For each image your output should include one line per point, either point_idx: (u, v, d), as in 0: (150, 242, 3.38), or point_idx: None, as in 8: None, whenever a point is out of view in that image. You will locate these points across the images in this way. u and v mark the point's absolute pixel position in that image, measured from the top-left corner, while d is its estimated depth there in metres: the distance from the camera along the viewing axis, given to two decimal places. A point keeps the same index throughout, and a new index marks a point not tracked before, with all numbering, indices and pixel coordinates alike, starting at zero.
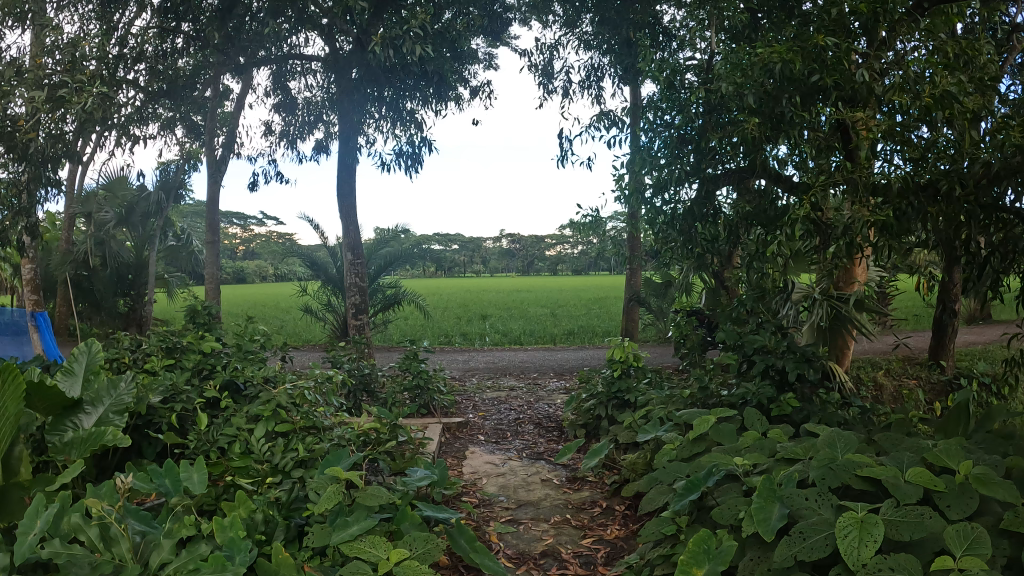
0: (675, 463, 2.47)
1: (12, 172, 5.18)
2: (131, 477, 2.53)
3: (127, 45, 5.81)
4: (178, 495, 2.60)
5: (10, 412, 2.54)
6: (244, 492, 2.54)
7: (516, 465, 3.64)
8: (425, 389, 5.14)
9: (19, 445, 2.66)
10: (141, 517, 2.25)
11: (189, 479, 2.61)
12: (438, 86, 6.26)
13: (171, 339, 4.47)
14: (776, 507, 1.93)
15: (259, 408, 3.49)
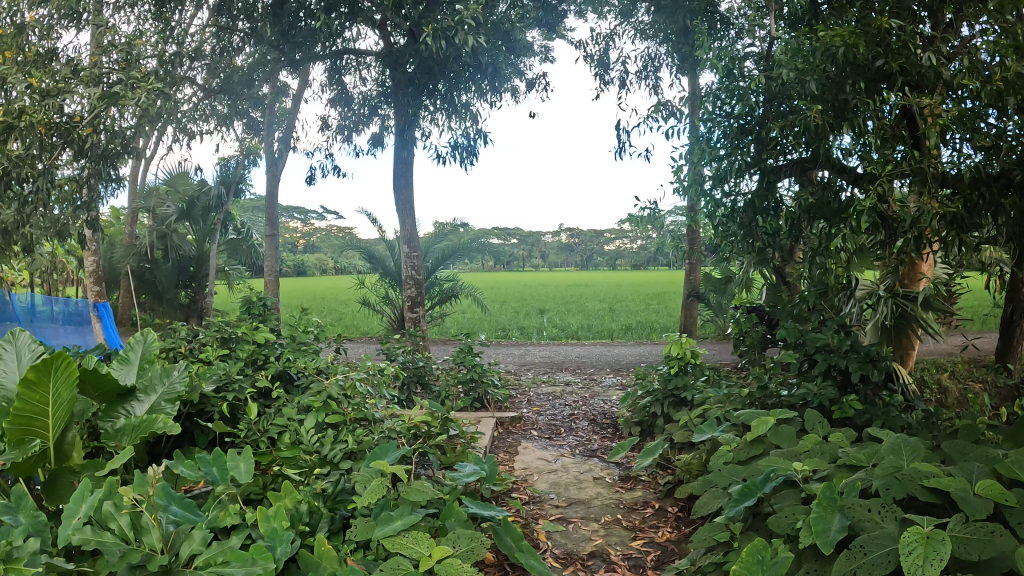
0: (731, 465, 2.38)
1: (74, 167, 5.26)
2: (177, 463, 2.62)
3: (183, 43, 5.83)
4: (225, 484, 2.69)
5: (63, 398, 2.61)
6: (290, 483, 2.56)
7: (569, 461, 3.58)
8: (479, 382, 5.10)
9: (72, 429, 2.80)
10: (185, 505, 2.21)
11: (236, 467, 2.67)
12: (493, 77, 6.19)
13: (226, 330, 4.49)
14: (836, 517, 1.83)
15: (310, 399, 3.50)
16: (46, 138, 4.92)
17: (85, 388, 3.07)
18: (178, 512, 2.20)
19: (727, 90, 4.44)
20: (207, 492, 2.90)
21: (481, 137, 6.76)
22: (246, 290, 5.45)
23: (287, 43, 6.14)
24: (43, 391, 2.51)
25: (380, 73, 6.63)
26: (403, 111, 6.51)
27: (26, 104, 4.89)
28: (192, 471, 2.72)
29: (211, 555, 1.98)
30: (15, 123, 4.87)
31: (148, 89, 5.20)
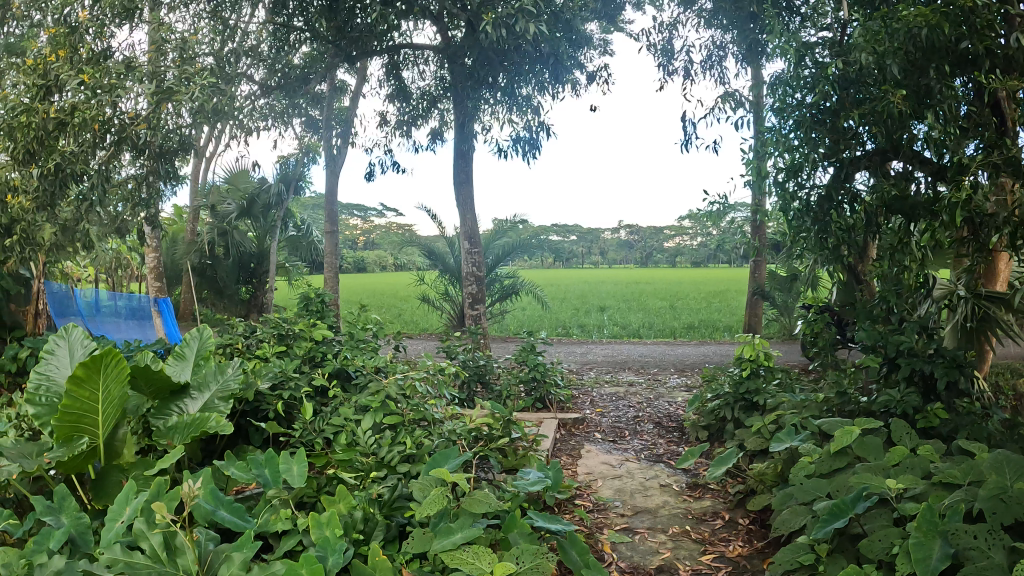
0: (813, 479, 2.25)
1: (135, 166, 5.27)
2: (226, 468, 2.70)
3: (240, 41, 5.78)
4: (276, 487, 2.74)
5: (113, 394, 2.62)
6: (346, 487, 2.55)
7: (634, 467, 3.45)
8: (541, 381, 4.97)
9: (123, 426, 2.83)
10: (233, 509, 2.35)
11: (289, 471, 2.71)
12: (556, 68, 6.07)
13: (283, 326, 4.44)
14: (938, 544, 1.75)
15: (367, 399, 3.42)
16: (100, 135, 4.90)
17: (138, 382, 3.04)
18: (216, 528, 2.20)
19: (798, 79, 4.24)
20: (260, 493, 2.92)
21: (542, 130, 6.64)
22: (305, 286, 5.39)
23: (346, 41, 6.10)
24: (92, 387, 2.49)
25: (439, 67, 6.55)
26: (463, 105, 6.42)
27: (80, 101, 4.86)
28: (243, 473, 2.75)
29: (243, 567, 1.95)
30: (70, 121, 4.86)
31: (202, 85, 5.16)
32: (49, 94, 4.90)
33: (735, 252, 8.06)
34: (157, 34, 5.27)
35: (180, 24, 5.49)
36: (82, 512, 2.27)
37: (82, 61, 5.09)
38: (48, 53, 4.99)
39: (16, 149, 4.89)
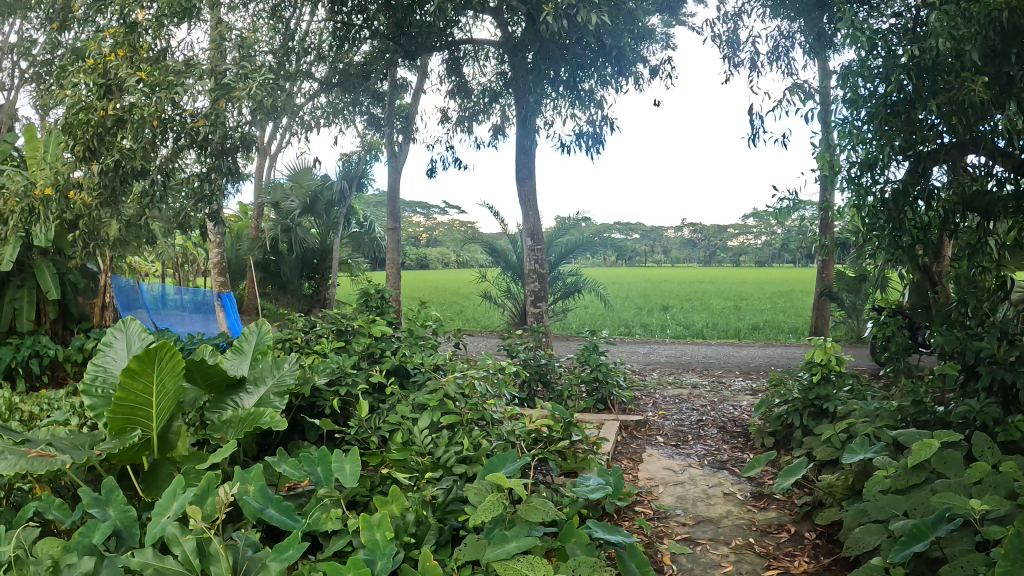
0: (889, 495, 2.14)
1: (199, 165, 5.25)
2: (278, 466, 2.69)
3: (297, 38, 5.76)
4: (329, 485, 2.72)
5: (169, 388, 2.91)
6: (399, 489, 2.52)
7: (697, 473, 3.35)
8: (603, 382, 4.87)
9: (177, 421, 3.15)
10: (284, 509, 2.49)
11: (342, 471, 2.70)
12: (619, 61, 5.95)
13: (342, 322, 4.42)
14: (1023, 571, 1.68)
15: (424, 398, 3.37)
16: (158, 132, 4.91)
17: (195, 377, 3.27)
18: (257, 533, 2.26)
19: (869, 69, 4.07)
20: (311, 491, 2.94)
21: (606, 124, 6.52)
22: (365, 281, 5.36)
23: (404, 39, 6.08)
24: (146, 380, 2.75)
25: (500, 62, 6.47)
26: (524, 100, 6.33)
27: (137, 99, 4.86)
28: (296, 470, 2.75)
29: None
30: (129, 118, 4.87)
31: (257, 81, 5.14)
32: (111, 93, 4.91)
33: (801, 250, 7.86)
34: (217, 33, 5.26)
35: (237, 19, 5.48)
36: (127, 505, 2.48)
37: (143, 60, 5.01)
38: (107, 55, 4.94)
39: (80, 146, 4.97)
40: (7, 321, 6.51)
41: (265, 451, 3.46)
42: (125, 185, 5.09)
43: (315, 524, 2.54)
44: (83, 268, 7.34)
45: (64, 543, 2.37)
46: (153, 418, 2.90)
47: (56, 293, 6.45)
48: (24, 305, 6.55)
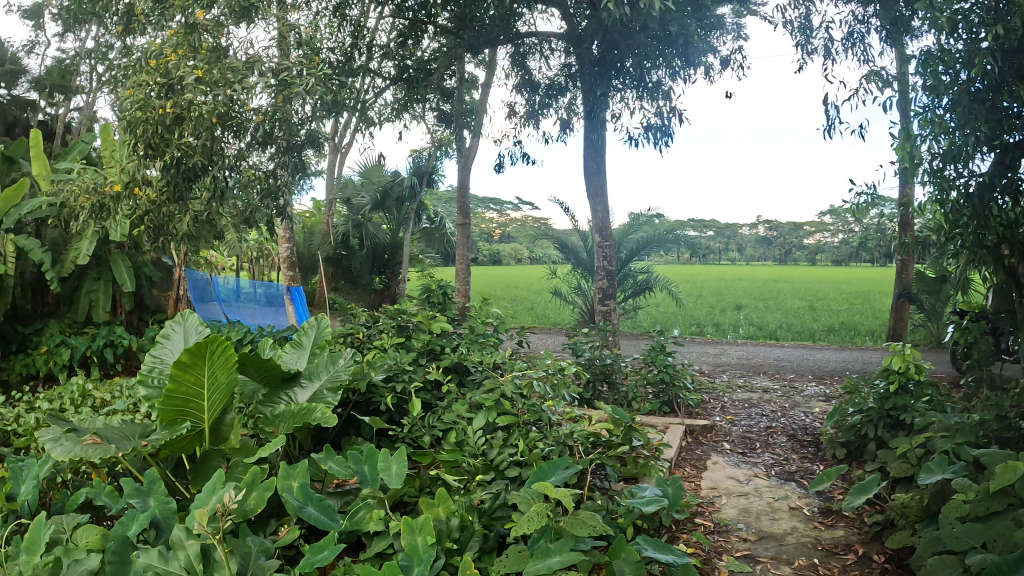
0: (970, 525, 1.97)
1: (268, 160, 5.17)
2: (325, 462, 2.64)
3: (361, 35, 5.66)
4: (373, 485, 2.62)
5: (220, 381, 2.94)
6: (446, 490, 2.42)
7: (763, 484, 3.18)
8: (670, 384, 4.68)
9: (231, 413, 3.18)
10: (322, 508, 2.47)
11: (388, 470, 2.59)
12: (686, 49, 5.68)
13: (403, 317, 4.32)
14: None
15: (480, 397, 3.23)
16: (219, 130, 4.84)
17: (249, 370, 3.29)
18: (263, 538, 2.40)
19: (950, 53, 3.83)
20: (358, 489, 2.86)
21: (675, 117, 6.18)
22: (426, 278, 5.23)
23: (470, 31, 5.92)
24: (197, 373, 2.82)
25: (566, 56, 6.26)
26: (592, 91, 6.10)
27: (194, 96, 4.75)
28: (342, 469, 2.69)
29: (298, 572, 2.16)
30: (186, 115, 4.80)
31: (315, 75, 4.85)
32: (172, 93, 4.88)
33: (879, 249, 7.54)
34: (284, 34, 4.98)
35: (299, 19, 5.21)
36: (169, 496, 2.46)
37: (204, 60, 4.89)
38: (169, 54, 4.89)
39: (146, 141, 4.98)
40: (85, 312, 7.10)
41: (320, 447, 3.41)
42: (189, 185, 5.09)
43: (356, 525, 2.49)
44: (160, 263, 7.97)
45: (101, 531, 2.38)
46: (204, 411, 2.98)
47: (129, 286, 7.13)
48: (100, 297, 7.13)
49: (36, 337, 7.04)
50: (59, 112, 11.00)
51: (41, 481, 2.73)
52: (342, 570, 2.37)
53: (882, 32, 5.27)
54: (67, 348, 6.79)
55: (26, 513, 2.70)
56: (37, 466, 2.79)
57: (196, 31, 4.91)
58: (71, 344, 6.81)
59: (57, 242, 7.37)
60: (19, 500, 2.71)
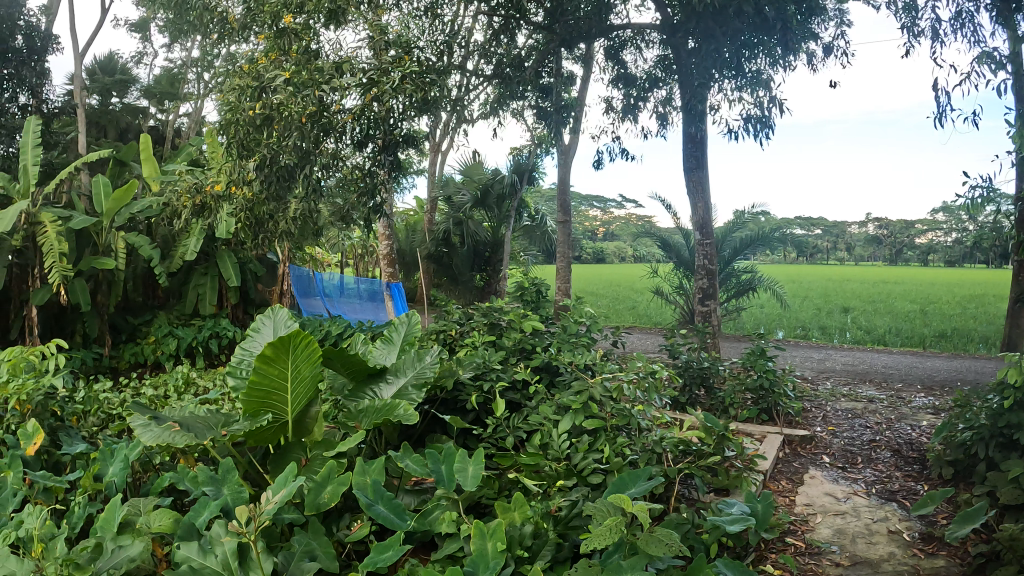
0: None
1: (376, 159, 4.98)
2: (400, 458, 2.54)
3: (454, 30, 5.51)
4: (448, 487, 2.47)
5: (304, 374, 2.91)
6: (522, 494, 2.30)
7: (862, 503, 2.99)
8: (770, 392, 4.41)
9: (316, 406, 3.16)
10: (393, 507, 2.36)
11: (464, 472, 2.44)
12: (783, 35, 5.05)
13: (495, 315, 4.19)
14: None
15: (566, 398, 2.88)
16: (308, 130, 4.75)
17: (336, 364, 3.26)
18: (321, 536, 2.27)
19: None
20: (436, 488, 2.75)
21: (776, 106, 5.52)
22: (521, 276, 5.01)
23: (562, 25, 5.67)
24: (281, 366, 2.79)
25: (662, 48, 5.76)
26: (689, 83, 5.48)
27: (285, 98, 4.75)
28: (419, 466, 2.57)
29: (360, 571, 2.08)
30: (275, 117, 4.83)
31: (409, 76, 4.70)
32: (264, 93, 4.91)
33: None
34: (375, 37, 4.90)
35: (390, 22, 5.14)
36: (243, 485, 2.41)
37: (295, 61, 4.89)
38: (262, 58, 4.98)
39: (243, 139, 5.05)
40: (192, 305, 7.33)
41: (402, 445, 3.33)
42: (287, 185, 5.06)
43: (428, 526, 2.38)
44: (264, 260, 8.24)
45: (176, 515, 2.30)
46: (286, 403, 2.96)
47: (234, 280, 7.23)
48: (207, 290, 7.36)
49: (144, 328, 7.23)
50: (172, 116, 11.32)
51: (129, 463, 2.68)
52: (407, 570, 2.26)
53: (990, 14, 4.70)
54: (173, 339, 6.84)
55: (113, 494, 2.65)
56: (125, 448, 2.74)
57: (285, 36, 4.89)
58: (177, 335, 6.91)
59: (167, 239, 7.52)
60: (106, 480, 2.66)
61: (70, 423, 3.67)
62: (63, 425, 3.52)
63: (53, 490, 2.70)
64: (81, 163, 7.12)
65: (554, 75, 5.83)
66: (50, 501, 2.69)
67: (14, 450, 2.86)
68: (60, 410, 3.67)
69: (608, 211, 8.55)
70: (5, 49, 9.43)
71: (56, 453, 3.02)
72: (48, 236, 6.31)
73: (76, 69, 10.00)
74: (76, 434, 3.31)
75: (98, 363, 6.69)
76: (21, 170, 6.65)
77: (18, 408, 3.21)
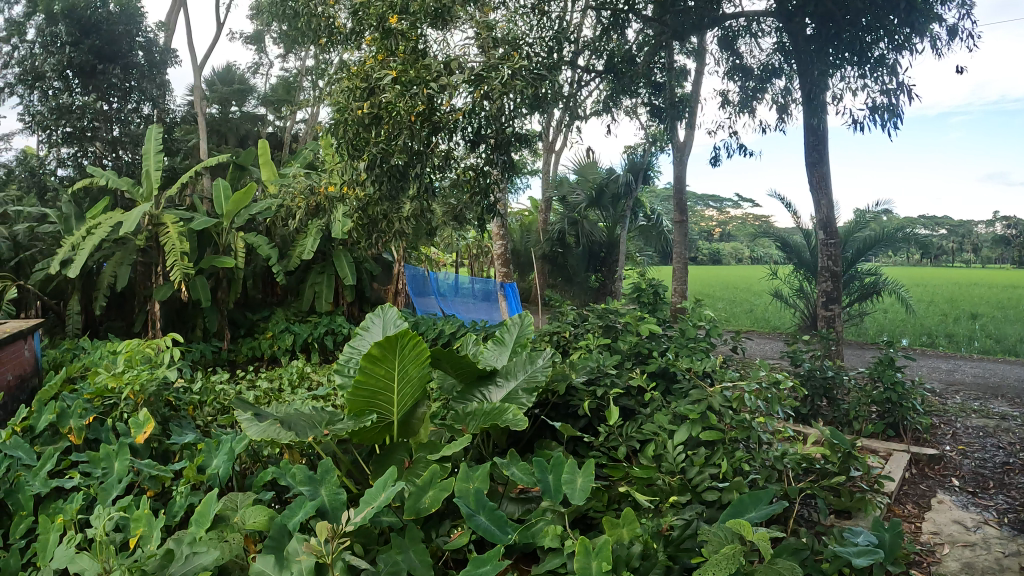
0: None
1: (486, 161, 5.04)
2: (506, 465, 2.45)
3: (562, 30, 5.39)
4: (554, 499, 2.38)
5: (411, 375, 2.86)
6: (632, 510, 2.18)
7: (995, 533, 2.78)
8: (897, 405, 4.14)
9: (423, 407, 3.12)
10: (495, 518, 2.27)
11: (571, 485, 2.34)
12: (909, 12, 4.63)
13: (610, 317, 4.05)
14: None
15: (683, 407, 2.71)
16: (418, 129, 4.70)
17: (445, 365, 3.21)
18: (418, 545, 2.21)
19: None
20: (542, 496, 2.66)
21: (907, 95, 5.00)
22: (637, 276, 4.83)
23: (672, 16, 5.42)
24: (388, 366, 2.75)
25: (778, 34, 5.35)
26: (809, 73, 5.13)
27: (392, 97, 4.69)
28: (525, 475, 2.50)
29: None
30: (382, 116, 4.76)
31: (518, 72, 4.68)
32: (372, 95, 4.86)
33: None
34: (482, 35, 4.88)
35: (497, 19, 5.10)
36: (341, 487, 2.37)
37: (403, 62, 4.83)
38: (369, 59, 4.90)
39: (350, 141, 5.02)
40: (309, 303, 7.43)
41: (511, 450, 3.26)
42: (400, 185, 5.04)
43: (531, 538, 2.30)
44: (380, 259, 8.31)
45: (270, 514, 2.30)
46: (392, 403, 2.92)
47: (350, 279, 7.31)
48: (323, 289, 7.44)
49: (262, 324, 7.39)
50: (289, 122, 11.57)
51: (233, 456, 2.68)
52: None
53: None
54: (289, 335, 6.96)
55: (216, 486, 2.65)
56: (231, 442, 2.76)
57: (393, 38, 4.83)
58: (293, 331, 7.02)
59: (285, 239, 7.66)
60: (211, 472, 2.68)
61: (185, 413, 3.73)
62: (178, 415, 3.58)
63: (159, 478, 2.74)
64: (202, 167, 7.30)
65: (667, 72, 5.66)
66: (156, 489, 2.72)
67: (125, 438, 2.91)
68: (175, 400, 3.74)
69: (725, 211, 8.30)
70: (127, 64, 10.04)
71: (166, 444, 3.05)
72: (171, 237, 6.49)
73: (196, 80, 10.37)
74: (187, 425, 3.36)
75: (218, 356, 6.88)
76: (144, 174, 6.86)
77: (132, 397, 3.26)
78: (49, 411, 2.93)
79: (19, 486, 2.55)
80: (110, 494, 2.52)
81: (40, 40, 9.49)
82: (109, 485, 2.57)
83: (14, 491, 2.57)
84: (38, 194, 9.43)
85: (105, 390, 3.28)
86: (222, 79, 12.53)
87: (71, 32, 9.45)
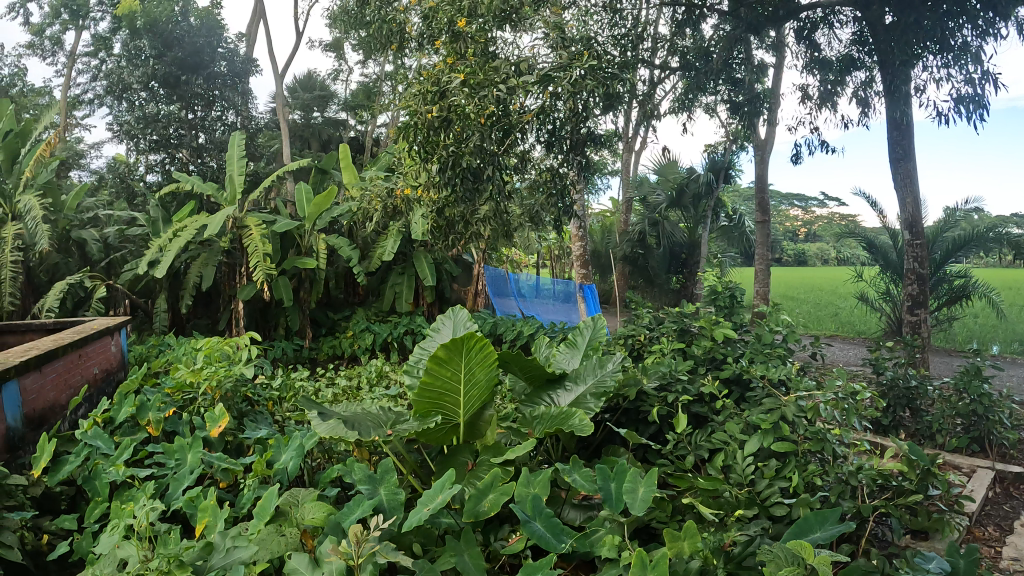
0: None
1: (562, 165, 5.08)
2: (568, 472, 2.39)
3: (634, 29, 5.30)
4: (615, 508, 2.29)
5: (478, 377, 2.80)
6: (694, 521, 2.05)
7: None
8: (985, 417, 3.95)
9: (490, 410, 3.06)
10: (552, 526, 2.20)
11: (632, 494, 2.25)
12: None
13: (686, 321, 3.94)
14: None
15: (756, 416, 2.59)
16: (490, 131, 4.64)
17: (514, 367, 3.14)
18: (473, 549, 2.15)
19: None
20: (606, 504, 2.58)
21: (993, 84, 4.78)
22: (714, 278, 4.70)
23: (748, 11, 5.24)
24: (453, 368, 2.70)
25: (856, 23, 5.20)
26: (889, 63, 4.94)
27: (462, 99, 4.61)
28: (588, 481, 2.42)
29: None
30: (451, 119, 4.68)
31: (590, 71, 4.63)
32: (443, 98, 4.75)
33: None
34: (553, 34, 4.78)
35: (569, 18, 5.01)
36: (401, 487, 2.33)
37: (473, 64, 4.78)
38: (440, 63, 4.83)
39: (421, 144, 4.98)
40: (389, 303, 7.47)
41: (578, 456, 3.19)
42: (474, 188, 5.01)
43: (589, 547, 2.22)
44: (459, 261, 8.31)
45: (331, 509, 2.23)
46: (459, 405, 2.87)
47: (429, 280, 7.30)
48: (403, 290, 7.46)
49: (343, 323, 7.47)
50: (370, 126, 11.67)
51: (302, 451, 2.66)
52: None
53: None
54: (368, 334, 7.00)
55: (283, 481, 2.62)
56: (300, 438, 2.74)
57: (459, 43, 4.75)
58: (373, 331, 7.06)
59: (366, 241, 7.70)
60: (279, 467, 2.65)
61: (261, 408, 3.75)
62: (255, 410, 3.60)
63: (230, 471, 2.72)
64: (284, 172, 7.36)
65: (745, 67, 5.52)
66: (227, 480, 2.71)
67: (200, 431, 2.92)
68: (252, 395, 3.76)
69: (810, 210, 8.13)
70: (210, 74, 10.26)
71: (239, 437, 3.05)
72: (253, 239, 6.57)
73: (279, 87, 10.53)
74: (263, 421, 3.36)
75: (300, 354, 6.96)
76: (228, 178, 6.96)
77: (211, 391, 3.28)
78: (128, 403, 2.95)
79: (94, 475, 2.57)
80: (180, 485, 2.52)
81: (126, 54, 9.85)
82: (179, 477, 2.57)
83: (92, 478, 2.58)
84: (128, 199, 9.63)
85: (185, 384, 3.31)
86: (304, 86, 12.71)
87: (154, 45, 9.72)
